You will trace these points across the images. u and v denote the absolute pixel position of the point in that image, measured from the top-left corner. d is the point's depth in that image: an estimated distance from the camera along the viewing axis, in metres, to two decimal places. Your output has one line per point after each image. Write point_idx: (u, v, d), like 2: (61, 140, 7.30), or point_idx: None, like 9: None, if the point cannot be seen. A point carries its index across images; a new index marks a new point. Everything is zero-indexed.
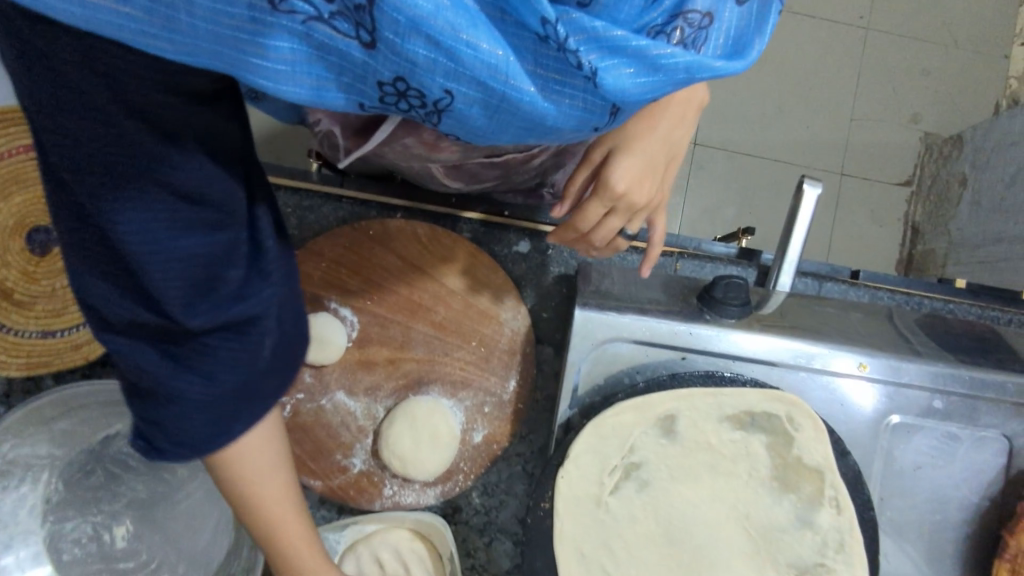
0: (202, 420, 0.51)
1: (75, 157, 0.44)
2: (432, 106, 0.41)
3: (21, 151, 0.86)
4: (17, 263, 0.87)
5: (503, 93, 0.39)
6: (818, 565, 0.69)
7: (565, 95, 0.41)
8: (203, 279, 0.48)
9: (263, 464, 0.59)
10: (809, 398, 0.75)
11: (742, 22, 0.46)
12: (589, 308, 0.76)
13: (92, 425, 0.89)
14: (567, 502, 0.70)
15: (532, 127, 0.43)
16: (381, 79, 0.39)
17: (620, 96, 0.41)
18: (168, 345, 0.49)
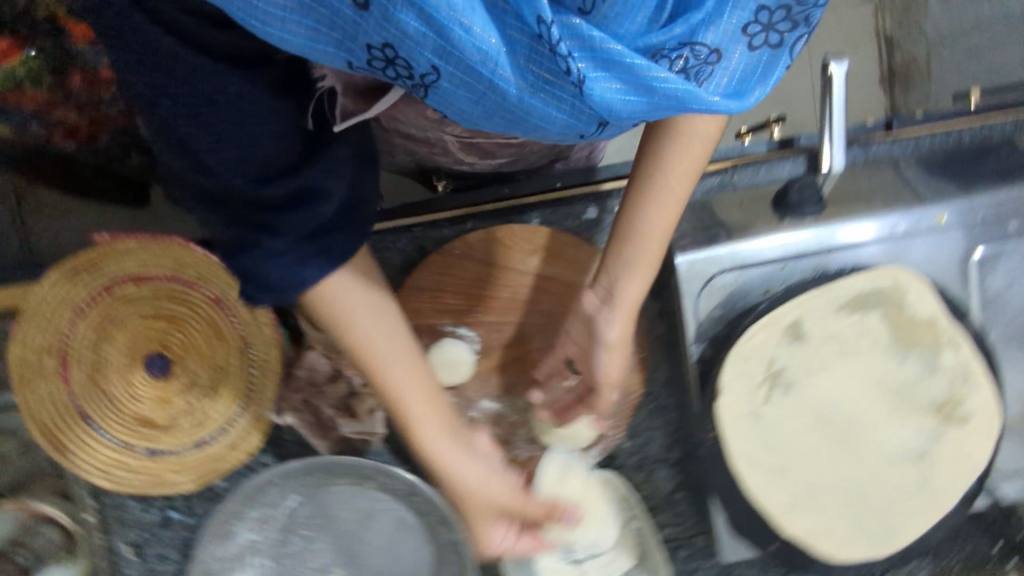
0: (278, 264, 0.60)
1: (160, 97, 0.56)
2: (420, 79, 0.54)
3: (104, 296, 0.92)
4: (149, 393, 0.93)
5: (491, 81, 0.52)
6: (952, 398, 0.80)
7: (556, 99, 0.55)
8: (263, 167, 0.58)
9: (347, 304, 0.68)
10: (909, 259, 0.82)
11: (745, 68, 0.60)
12: (688, 253, 0.81)
13: (274, 503, 0.94)
14: (731, 426, 0.79)
15: (518, 117, 0.57)
16: (370, 43, 0.51)
17: (607, 109, 0.55)
18: (253, 217, 0.59)
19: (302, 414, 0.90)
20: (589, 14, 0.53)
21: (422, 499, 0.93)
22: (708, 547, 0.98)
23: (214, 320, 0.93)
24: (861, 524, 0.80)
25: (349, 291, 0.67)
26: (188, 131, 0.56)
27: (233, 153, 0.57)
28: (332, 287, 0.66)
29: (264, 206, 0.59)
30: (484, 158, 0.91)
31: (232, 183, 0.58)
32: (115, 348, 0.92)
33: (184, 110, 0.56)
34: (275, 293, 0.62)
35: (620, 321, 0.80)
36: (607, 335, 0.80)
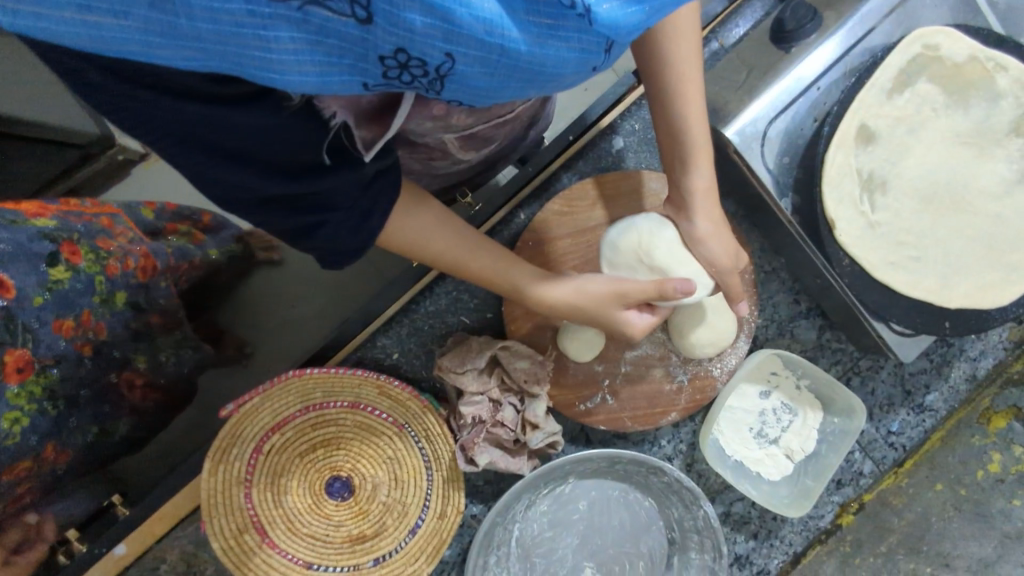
0: (342, 233, 0.63)
1: (183, 149, 0.56)
2: (435, 73, 0.47)
3: (256, 455, 0.93)
4: (345, 513, 0.95)
5: (501, 45, 0.46)
6: None
7: (564, 40, 0.47)
8: (300, 165, 0.59)
9: (415, 230, 0.72)
10: (921, 19, 0.85)
11: None
12: (732, 123, 0.84)
13: (505, 540, 1.00)
14: (859, 245, 0.83)
15: (534, 74, 0.49)
16: (383, 54, 0.44)
17: (615, 28, 0.47)
18: (311, 205, 0.61)
19: (491, 448, 0.92)
20: None
21: (625, 463, 0.98)
22: (874, 364, 1.06)
23: (363, 421, 0.96)
24: (1007, 266, 0.84)
25: (411, 211, 0.71)
26: (227, 181, 0.58)
27: (282, 170, 0.59)
28: (398, 220, 0.70)
29: (310, 192, 0.60)
30: (480, 147, 0.90)
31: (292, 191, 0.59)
32: (293, 496, 0.94)
33: (235, 158, 0.57)
34: (348, 250, 0.65)
35: (705, 211, 0.83)
36: (697, 229, 0.84)
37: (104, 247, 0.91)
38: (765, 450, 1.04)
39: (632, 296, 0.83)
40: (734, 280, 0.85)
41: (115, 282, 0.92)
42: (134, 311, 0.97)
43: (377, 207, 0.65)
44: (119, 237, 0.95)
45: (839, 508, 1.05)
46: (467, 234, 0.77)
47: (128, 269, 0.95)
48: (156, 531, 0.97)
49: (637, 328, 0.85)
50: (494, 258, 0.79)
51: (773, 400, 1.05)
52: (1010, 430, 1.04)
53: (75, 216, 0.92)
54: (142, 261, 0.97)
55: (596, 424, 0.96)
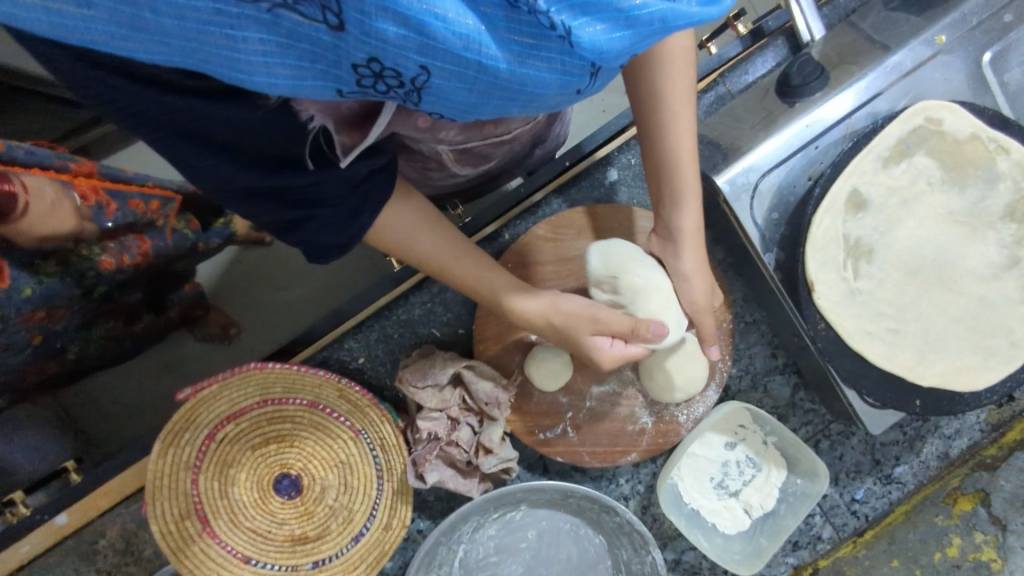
0: (328, 230, 0.64)
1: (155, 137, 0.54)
2: (410, 83, 0.45)
3: (208, 443, 0.92)
4: (289, 512, 0.94)
5: (477, 62, 0.43)
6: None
7: (545, 59, 0.44)
8: (281, 161, 0.58)
9: (405, 227, 0.70)
10: (927, 90, 0.85)
11: None
12: (725, 171, 0.83)
13: (448, 559, 0.99)
14: (835, 310, 0.82)
15: (514, 93, 0.46)
16: (355, 62, 0.43)
17: (598, 53, 0.43)
18: (298, 202, 0.61)
19: (442, 467, 0.91)
20: None
21: (579, 498, 0.97)
22: (845, 430, 1.04)
23: (319, 422, 0.94)
24: (984, 351, 0.82)
25: (402, 209, 0.70)
26: (203, 171, 0.57)
27: (263, 161, 0.57)
28: (389, 216, 0.69)
29: (297, 188, 0.60)
30: (478, 163, 0.87)
31: (275, 185, 0.59)
32: (239, 488, 0.93)
33: (206, 146, 0.55)
34: (333, 246, 0.66)
35: (691, 247, 0.82)
36: (682, 265, 0.83)
37: (107, 243, 0.93)
38: (724, 501, 1.02)
39: (607, 323, 0.79)
40: (710, 321, 0.85)
41: (104, 276, 0.95)
42: (104, 299, 0.99)
43: (366, 206, 0.65)
44: (134, 234, 0.97)
45: (792, 569, 1.04)
46: (451, 241, 0.75)
47: (122, 265, 0.96)
48: (100, 506, 0.96)
49: (609, 357, 0.80)
50: (478, 266, 0.77)
51: (739, 452, 1.03)
52: (973, 515, 0.95)
53: (112, 203, 0.93)
54: (140, 258, 0.99)
55: (553, 455, 0.94)
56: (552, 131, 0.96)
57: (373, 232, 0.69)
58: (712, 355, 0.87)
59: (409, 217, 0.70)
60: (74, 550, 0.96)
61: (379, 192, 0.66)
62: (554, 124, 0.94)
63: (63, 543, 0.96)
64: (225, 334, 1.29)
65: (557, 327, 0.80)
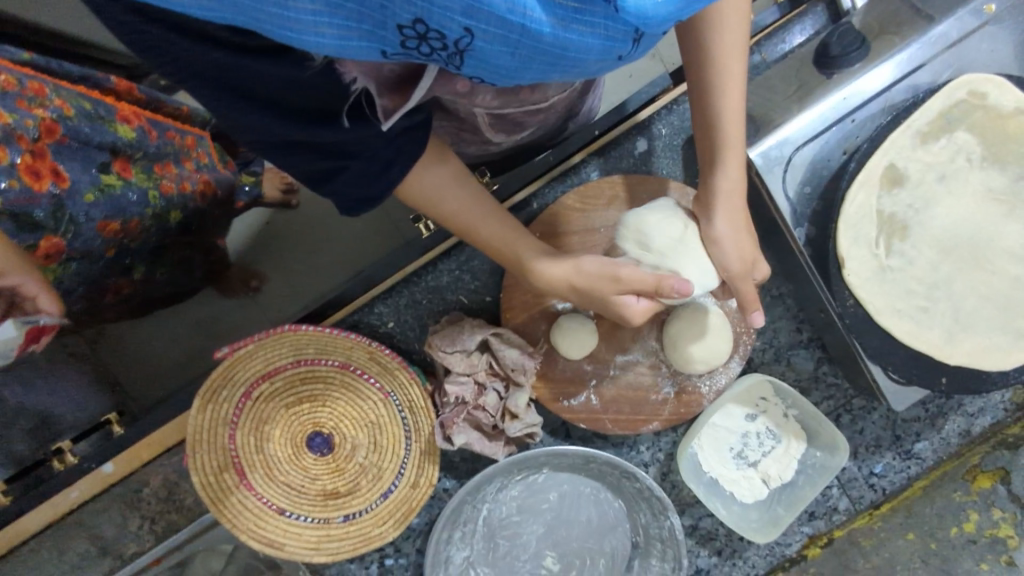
0: (363, 182, 0.65)
1: (205, 89, 0.56)
2: (454, 46, 0.46)
3: (244, 401, 0.96)
4: (321, 469, 0.98)
5: (522, 25, 0.44)
6: None
7: (587, 25, 0.45)
8: (323, 116, 0.59)
9: (435, 182, 0.71)
10: (972, 62, 0.83)
11: None
12: (758, 145, 0.82)
13: (472, 518, 1.03)
14: (865, 287, 0.82)
15: (556, 57, 0.47)
16: (401, 23, 0.44)
17: (643, 19, 0.43)
18: (335, 153, 0.62)
19: (469, 430, 0.93)
20: None
21: (600, 463, 1.00)
22: (867, 405, 1.05)
23: (350, 382, 0.98)
24: (1016, 332, 0.82)
25: (433, 166, 0.71)
26: (249, 122, 0.59)
27: (308, 115, 0.59)
28: (419, 170, 0.70)
29: (336, 143, 0.61)
30: (512, 131, 0.87)
31: (315, 139, 0.60)
32: (273, 444, 0.97)
33: (258, 104, 0.58)
34: (367, 199, 0.67)
35: (728, 212, 0.80)
36: (714, 230, 0.81)
37: (161, 170, 0.95)
38: (742, 471, 1.04)
39: (628, 281, 0.79)
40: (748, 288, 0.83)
41: (170, 200, 0.96)
42: (174, 226, 1.00)
43: (399, 161, 0.65)
44: (184, 163, 1.00)
45: (807, 539, 1.06)
46: (472, 199, 0.75)
47: (183, 190, 0.99)
48: (144, 456, 1.01)
49: (637, 314, 0.81)
50: (504, 224, 0.78)
51: (759, 424, 1.05)
52: (992, 491, 0.98)
53: (158, 131, 0.96)
54: (201, 186, 1.03)
55: (575, 422, 0.97)
56: (588, 100, 0.95)
57: (402, 186, 0.70)
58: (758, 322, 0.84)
59: (439, 176, 0.71)
60: (120, 497, 1.02)
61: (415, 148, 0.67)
62: (592, 91, 0.94)
63: (110, 490, 1.01)
64: (247, 287, 1.33)
65: (580, 291, 0.81)
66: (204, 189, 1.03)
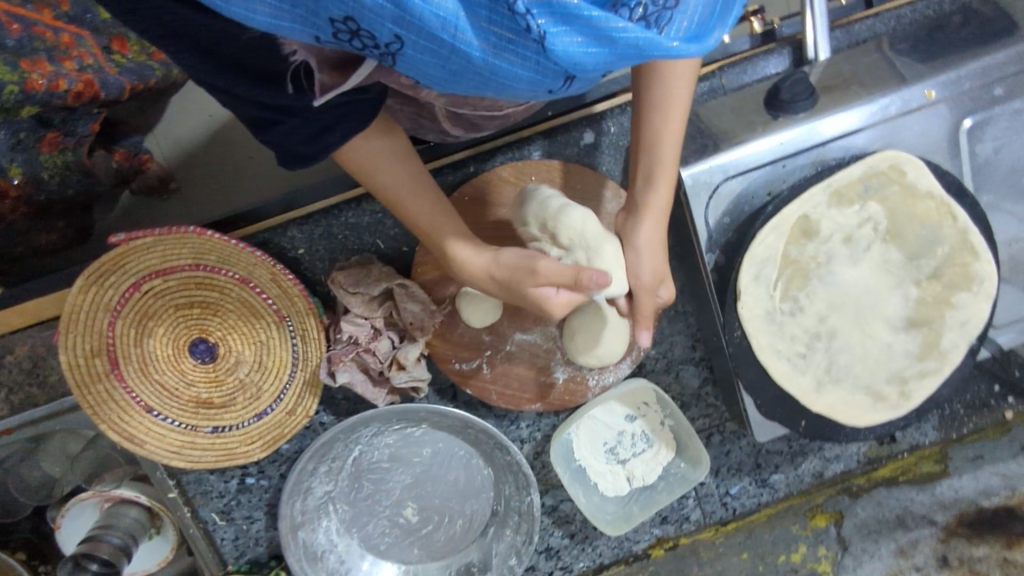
0: (298, 138, 0.62)
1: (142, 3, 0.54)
2: (384, 47, 0.48)
3: (134, 292, 0.92)
4: (200, 375, 0.97)
5: (451, 44, 0.46)
6: (962, 262, 0.87)
7: (519, 57, 0.47)
8: (260, 71, 0.57)
9: (372, 151, 0.69)
10: (901, 140, 0.87)
11: (704, 13, 0.51)
12: (692, 166, 0.84)
13: (342, 454, 1.04)
14: (753, 323, 0.86)
15: (486, 78, 0.49)
16: (333, 16, 0.46)
17: (571, 63, 0.45)
18: (267, 105, 0.59)
19: (355, 371, 0.94)
20: None
21: (477, 431, 1.02)
22: (737, 430, 1.11)
23: (247, 299, 0.96)
24: (875, 393, 0.90)
25: (375, 150, 0.69)
26: (182, 55, 0.56)
27: (240, 69, 0.56)
28: (360, 147, 0.68)
29: (267, 98, 0.58)
30: (470, 129, 0.87)
31: (246, 92, 0.58)
32: (155, 341, 0.94)
33: (188, 45, 0.55)
34: (295, 155, 0.64)
35: (652, 223, 0.80)
36: (636, 236, 0.81)
37: (27, 66, 0.82)
38: (610, 466, 1.08)
39: (545, 274, 0.74)
40: (648, 302, 0.82)
41: (31, 97, 0.81)
42: (36, 123, 0.86)
43: (337, 127, 0.62)
44: (62, 61, 0.86)
45: (655, 539, 1.13)
46: (407, 187, 0.72)
47: (57, 89, 0.83)
48: (12, 323, 0.96)
49: (557, 308, 0.77)
50: (426, 211, 0.74)
51: (636, 426, 1.08)
52: (824, 530, 1.07)
53: (21, 23, 0.84)
54: (81, 86, 0.86)
55: (463, 386, 0.98)
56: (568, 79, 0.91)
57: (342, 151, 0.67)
58: (642, 341, 0.79)
59: (374, 153, 0.69)
60: None
61: (356, 114, 0.63)
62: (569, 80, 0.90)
63: None
64: (164, 187, 1.16)
65: (500, 282, 0.78)
66: (81, 90, 0.85)
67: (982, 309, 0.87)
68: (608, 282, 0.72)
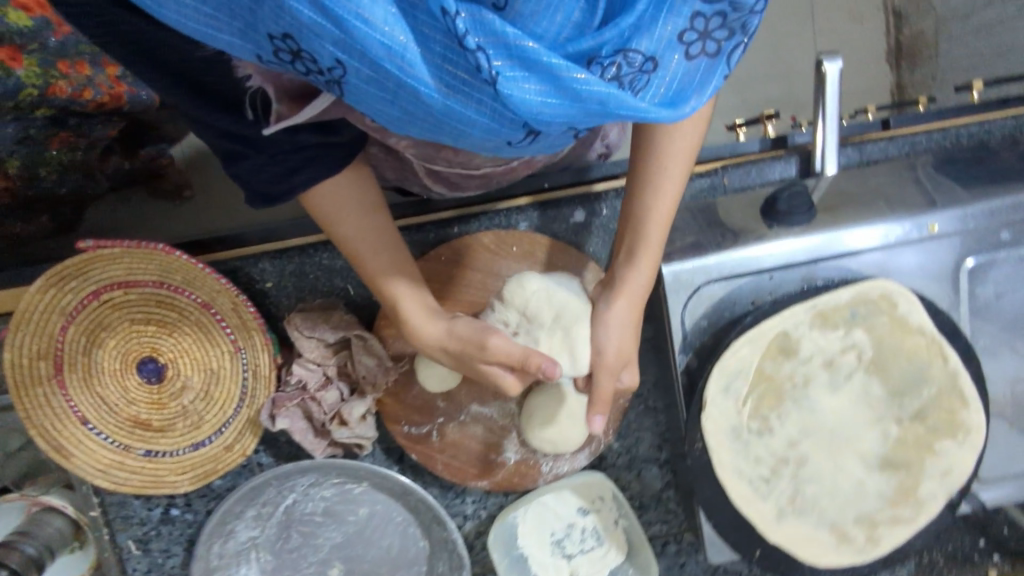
0: (266, 176, 0.61)
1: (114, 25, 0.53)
2: (328, 73, 0.46)
3: (92, 299, 0.90)
4: (142, 395, 0.94)
5: (397, 77, 0.44)
6: (951, 409, 0.81)
7: (473, 101, 0.46)
8: (229, 101, 0.56)
9: (338, 195, 0.65)
10: (897, 271, 0.83)
11: (686, 75, 0.49)
12: (674, 264, 0.81)
13: (274, 502, 0.98)
14: (716, 437, 0.81)
15: (437, 121, 0.48)
16: (270, 32, 0.44)
17: (530, 111, 0.45)
18: (234, 136, 0.58)
19: (296, 418, 0.90)
20: (502, 4, 0.43)
21: (417, 499, 0.97)
22: (694, 543, 1.04)
23: (205, 325, 0.93)
24: (840, 533, 0.83)
25: (343, 194, 0.65)
26: (151, 76, 0.55)
27: (208, 96, 0.56)
28: (326, 191, 0.64)
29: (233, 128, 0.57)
30: (452, 188, 0.86)
31: (214, 120, 0.57)
32: (103, 353, 0.92)
33: (158, 69, 0.55)
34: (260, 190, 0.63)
35: (626, 304, 0.76)
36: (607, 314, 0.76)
37: (62, 68, 0.86)
38: (556, 560, 1.01)
39: (494, 352, 0.70)
40: (606, 387, 0.76)
41: (50, 100, 0.85)
42: (52, 122, 0.90)
43: (305, 169, 0.61)
44: (100, 69, 0.92)
45: None
46: (373, 238, 0.69)
47: (81, 97, 0.89)
48: None
49: (508, 387, 0.74)
50: (392, 260, 0.70)
51: (587, 521, 1.00)
52: None
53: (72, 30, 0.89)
54: (108, 98, 0.92)
55: (409, 450, 0.93)
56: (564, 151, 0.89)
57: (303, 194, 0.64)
58: (596, 427, 0.74)
59: (339, 198, 0.65)
60: None
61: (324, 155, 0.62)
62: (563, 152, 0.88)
63: None
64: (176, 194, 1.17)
65: (451, 354, 0.73)
66: (105, 101, 0.92)
67: (967, 461, 0.80)
68: (558, 374, 0.68)
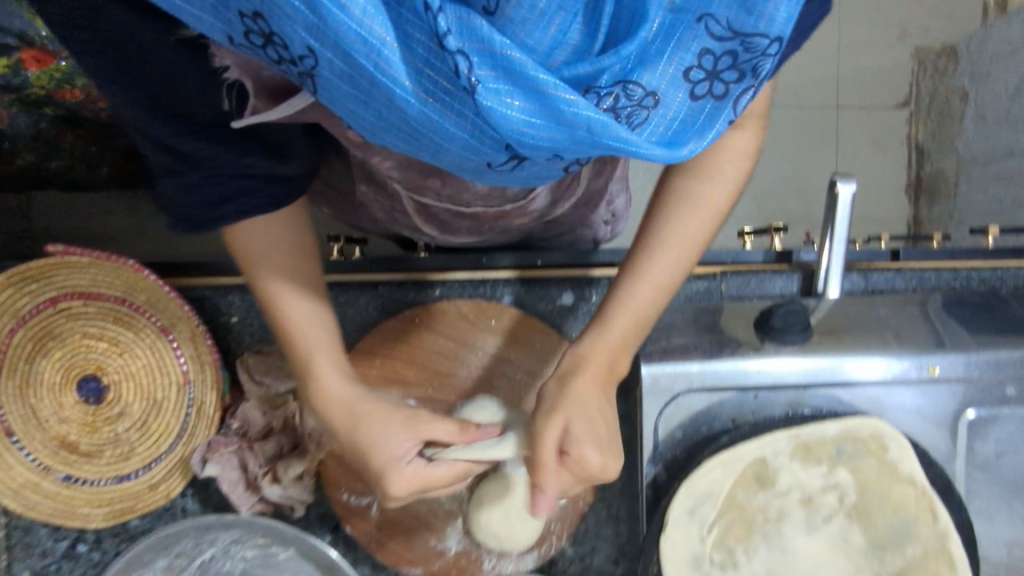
0: (194, 199, 0.57)
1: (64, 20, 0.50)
2: (300, 63, 0.43)
3: (47, 306, 0.86)
4: (76, 415, 0.87)
5: (374, 75, 0.41)
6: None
7: (453, 112, 0.44)
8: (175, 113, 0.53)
9: (258, 235, 0.60)
10: (889, 413, 0.77)
11: (689, 114, 0.46)
12: (655, 364, 0.76)
13: (188, 555, 0.90)
14: (674, 563, 0.73)
15: (416, 132, 0.45)
16: (242, 10, 0.41)
17: (513, 131, 0.43)
18: (174, 152, 0.55)
19: (228, 466, 0.84)
20: (493, 7, 0.40)
21: None
22: None
23: (158, 351, 0.88)
24: None
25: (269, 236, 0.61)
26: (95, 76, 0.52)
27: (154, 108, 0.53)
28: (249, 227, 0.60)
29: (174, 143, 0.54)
30: (444, 230, 0.82)
31: (155, 133, 0.54)
32: (45, 364, 0.86)
33: (104, 70, 0.52)
34: (193, 215, 0.58)
35: None
36: None
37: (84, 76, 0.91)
38: None
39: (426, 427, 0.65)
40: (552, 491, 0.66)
41: (63, 100, 0.92)
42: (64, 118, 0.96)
43: (237, 200, 0.57)
44: None
45: None
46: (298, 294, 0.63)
47: (92, 103, 0.93)
48: None
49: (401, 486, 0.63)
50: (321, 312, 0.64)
51: None
52: None
53: None
54: None
55: (343, 521, 0.86)
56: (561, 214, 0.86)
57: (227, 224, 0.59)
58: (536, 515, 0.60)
59: (263, 240, 0.60)
60: None
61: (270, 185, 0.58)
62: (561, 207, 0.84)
63: None
64: None
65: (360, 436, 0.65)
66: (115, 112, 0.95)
67: None
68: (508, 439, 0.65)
